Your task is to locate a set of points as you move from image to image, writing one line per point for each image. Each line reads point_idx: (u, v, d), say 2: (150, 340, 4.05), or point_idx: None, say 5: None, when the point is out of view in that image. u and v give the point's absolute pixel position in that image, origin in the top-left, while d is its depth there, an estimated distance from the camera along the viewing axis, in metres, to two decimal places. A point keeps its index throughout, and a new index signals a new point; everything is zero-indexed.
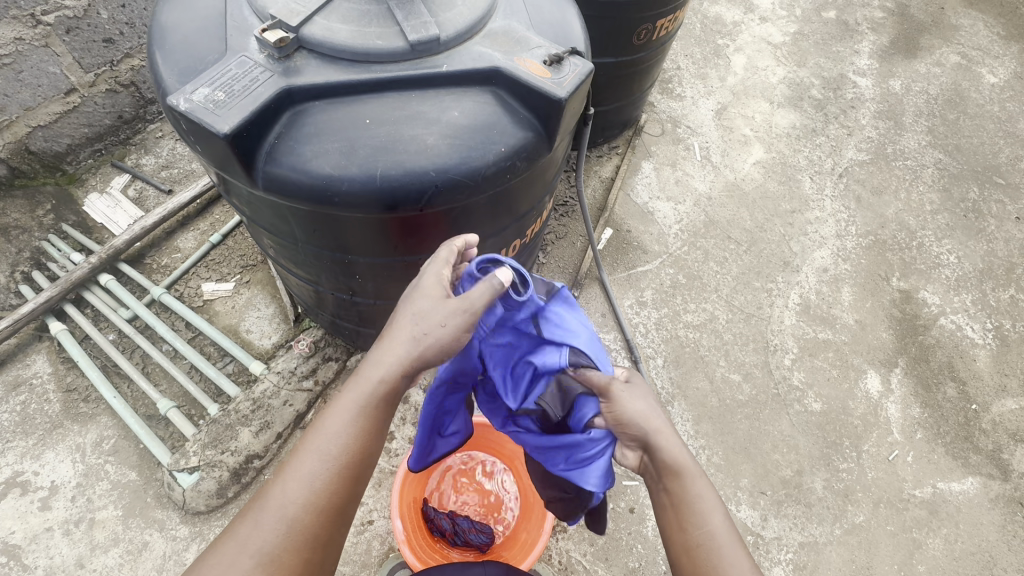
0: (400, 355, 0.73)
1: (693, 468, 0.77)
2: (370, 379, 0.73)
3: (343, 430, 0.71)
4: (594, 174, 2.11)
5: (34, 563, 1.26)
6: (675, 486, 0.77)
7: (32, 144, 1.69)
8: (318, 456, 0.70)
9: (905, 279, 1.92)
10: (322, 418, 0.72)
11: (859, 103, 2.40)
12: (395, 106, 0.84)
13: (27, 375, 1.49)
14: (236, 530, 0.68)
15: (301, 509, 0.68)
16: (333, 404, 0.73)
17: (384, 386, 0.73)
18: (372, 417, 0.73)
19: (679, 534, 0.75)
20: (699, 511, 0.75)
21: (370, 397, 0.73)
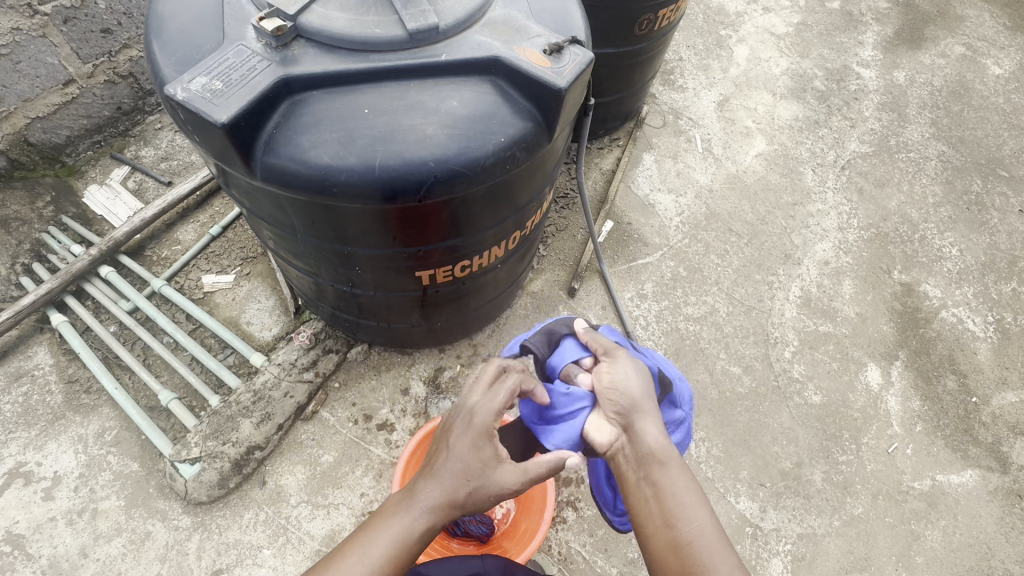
0: (447, 503, 0.78)
1: (672, 454, 0.82)
2: (414, 518, 0.77)
3: (378, 560, 0.75)
4: (595, 166, 2.10)
5: (38, 553, 1.27)
6: (658, 475, 0.80)
7: (31, 135, 1.68)
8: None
9: (907, 272, 1.92)
10: (365, 539, 0.76)
11: (862, 95, 2.38)
12: (393, 96, 0.83)
13: (29, 366, 1.50)
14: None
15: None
16: (375, 531, 0.77)
17: (424, 528, 0.78)
18: (407, 554, 0.77)
19: (660, 527, 0.77)
20: (682, 501, 0.78)
21: (412, 532, 0.77)
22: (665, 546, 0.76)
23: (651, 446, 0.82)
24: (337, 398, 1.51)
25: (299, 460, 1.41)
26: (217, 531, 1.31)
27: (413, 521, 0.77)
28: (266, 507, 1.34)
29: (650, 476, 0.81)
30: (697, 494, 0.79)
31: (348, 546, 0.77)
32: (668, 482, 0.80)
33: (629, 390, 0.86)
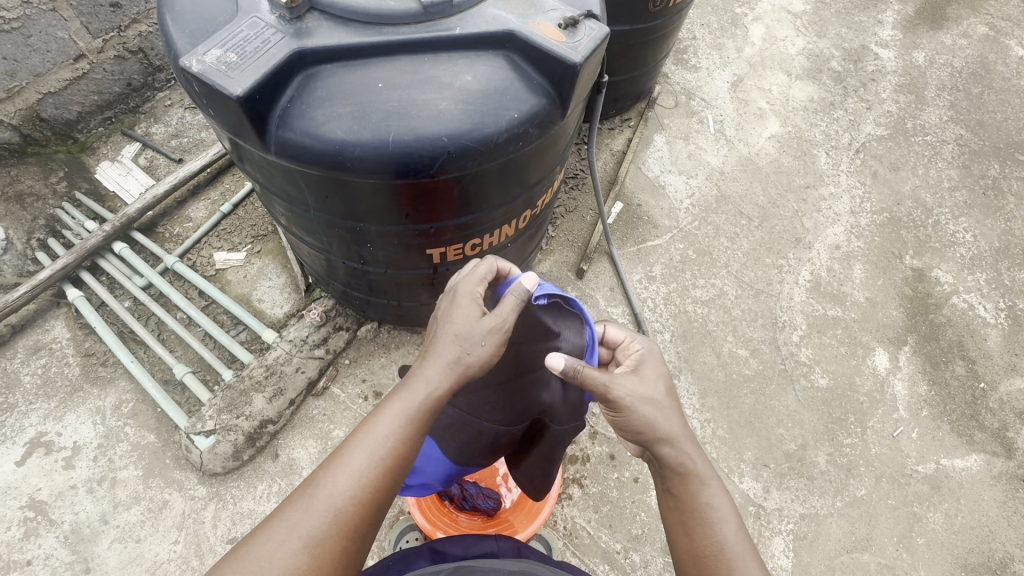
0: (444, 367, 0.75)
1: (699, 463, 0.79)
2: (416, 388, 0.74)
3: (390, 435, 0.72)
4: (605, 147, 2.08)
5: (60, 519, 1.31)
6: (688, 489, 0.78)
7: (43, 111, 1.69)
8: (366, 457, 0.71)
9: (919, 257, 1.90)
10: (369, 418, 0.74)
11: (880, 76, 2.33)
12: (407, 70, 0.83)
13: (47, 339, 1.53)
14: (285, 514, 0.67)
15: (348, 502, 0.68)
16: (381, 409, 0.74)
17: (427, 397, 0.74)
18: (419, 426, 0.74)
19: (694, 542, 0.75)
20: (716, 521, 0.75)
21: (416, 403, 0.74)
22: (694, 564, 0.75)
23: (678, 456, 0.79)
24: (348, 374, 1.53)
25: (311, 434, 1.44)
26: (232, 500, 1.35)
27: (416, 390, 0.74)
28: (279, 479, 1.38)
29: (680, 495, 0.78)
30: (734, 512, 0.76)
31: (357, 430, 0.73)
32: (701, 499, 0.77)
33: (643, 422, 0.78)
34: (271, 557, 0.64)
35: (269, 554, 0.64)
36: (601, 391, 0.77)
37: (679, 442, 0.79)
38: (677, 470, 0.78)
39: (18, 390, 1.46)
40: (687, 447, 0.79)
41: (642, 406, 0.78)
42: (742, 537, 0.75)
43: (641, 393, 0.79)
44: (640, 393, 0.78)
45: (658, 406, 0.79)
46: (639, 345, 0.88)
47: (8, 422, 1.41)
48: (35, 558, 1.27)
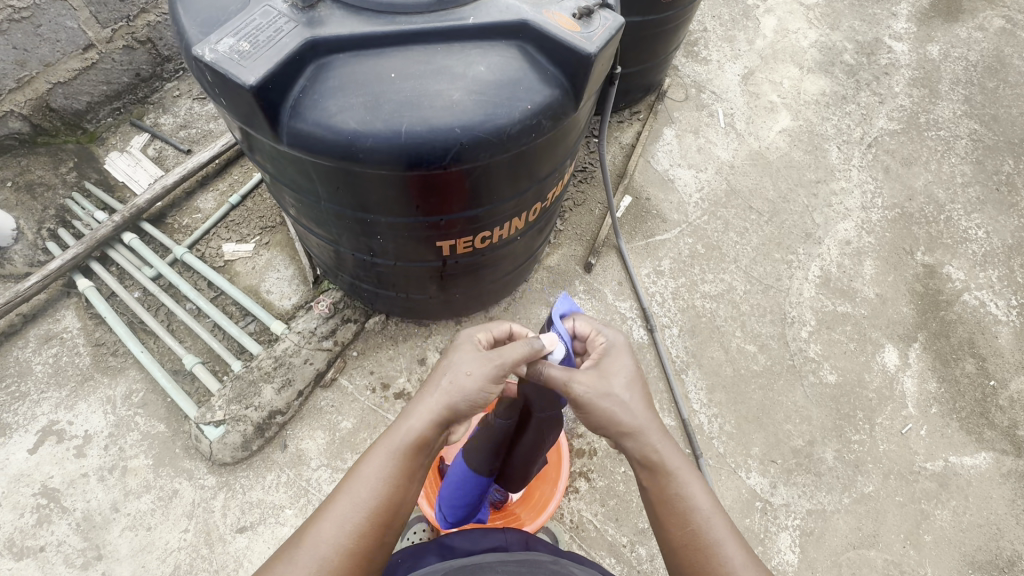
0: (431, 406, 0.73)
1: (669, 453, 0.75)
2: (402, 429, 0.73)
3: (377, 478, 0.71)
4: (614, 140, 2.06)
5: (72, 506, 1.32)
6: (662, 484, 0.74)
7: (53, 101, 1.69)
8: (352, 502, 0.69)
9: (930, 253, 1.88)
10: (356, 463, 0.72)
11: (893, 69, 2.30)
12: (419, 60, 0.82)
13: (58, 329, 1.54)
14: (271, 568, 0.66)
15: (333, 551, 0.66)
16: (367, 453, 0.73)
17: (412, 437, 0.72)
18: (405, 468, 0.72)
19: (674, 535, 0.73)
20: (695, 513, 0.72)
21: (402, 445, 0.72)
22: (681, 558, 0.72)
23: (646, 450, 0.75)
24: (356, 366, 1.54)
25: (319, 425, 1.45)
26: (241, 490, 1.36)
27: (402, 431, 0.73)
28: (288, 469, 1.39)
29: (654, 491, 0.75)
30: (711, 499, 0.74)
31: (345, 476, 0.72)
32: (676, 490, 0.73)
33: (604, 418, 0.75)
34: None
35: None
36: (562, 390, 0.77)
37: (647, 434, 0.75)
38: (648, 466, 0.75)
39: (30, 378, 1.47)
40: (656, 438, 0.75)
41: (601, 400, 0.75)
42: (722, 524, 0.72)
43: (598, 388, 0.76)
44: (598, 387, 0.76)
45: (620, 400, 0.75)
46: (604, 337, 0.85)
47: (20, 410, 1.43)
48: (48, 544, 1.29)
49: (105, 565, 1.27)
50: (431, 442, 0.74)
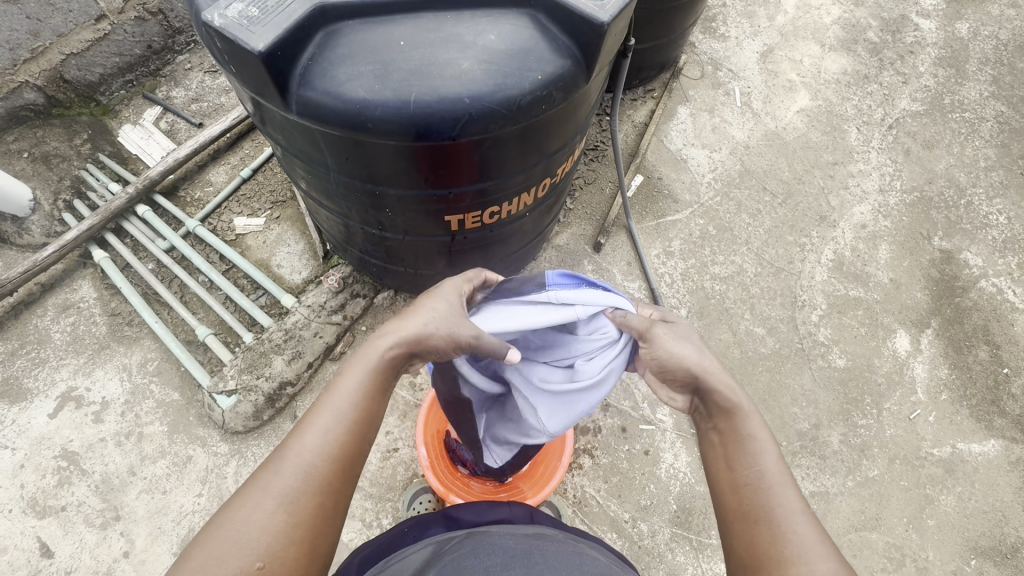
0: (410, 333, 0.78)
1: (752, 416, 0.79)
2: (374, 346, 0.78)
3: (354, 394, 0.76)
4: (627, 118, 2.03)
5: (91, 469, 1.37)
6: (733, 425, 0.79)
7: (66, 72, 1.70)
8: (330, 415, 0.74)
9: (948, 238, 1.84)
10: (330, 385, 0.77)
11: (919, 48, 2.22)
12: (429, 28, 0.81)
13: (75, 299, 1.57)
14: (256, 480, 0.69)
15: (317, 458, 0.71)
16: (340, 373, 0.78)
17: (388, 358, 0.78)
18: (379, 383, 0.78)
19: (735, 475, 0.77)
20: (761, 456, 0.76)
21: (375, 359, 0.78)
22: (744, 521, 0.73)
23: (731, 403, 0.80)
24: (365, 340, 1.55)
25: None
26: (253, 458, 1.39)
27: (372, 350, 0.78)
28: None
29: (730, 444, 0.78)
30: (775, 448, 0.77)
31: (320, 395, 0.76)
32: (755, 452, 0.76)
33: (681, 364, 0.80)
34: (246, 519, 0.66)
35: (245, 521, 0.66)
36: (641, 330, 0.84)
37: (735, 391, 0.80)
38: (724, 409, 0.80)
39: (49, 346, 1.51)
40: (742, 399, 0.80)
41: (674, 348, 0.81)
42: (803, 510, 0.72)
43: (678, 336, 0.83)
44: (680, 335, 0.83)
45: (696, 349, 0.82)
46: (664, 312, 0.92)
47: (40, 376, 1.47)
48: (69, 504, 1.34)
49: (124, 526, 1.32)
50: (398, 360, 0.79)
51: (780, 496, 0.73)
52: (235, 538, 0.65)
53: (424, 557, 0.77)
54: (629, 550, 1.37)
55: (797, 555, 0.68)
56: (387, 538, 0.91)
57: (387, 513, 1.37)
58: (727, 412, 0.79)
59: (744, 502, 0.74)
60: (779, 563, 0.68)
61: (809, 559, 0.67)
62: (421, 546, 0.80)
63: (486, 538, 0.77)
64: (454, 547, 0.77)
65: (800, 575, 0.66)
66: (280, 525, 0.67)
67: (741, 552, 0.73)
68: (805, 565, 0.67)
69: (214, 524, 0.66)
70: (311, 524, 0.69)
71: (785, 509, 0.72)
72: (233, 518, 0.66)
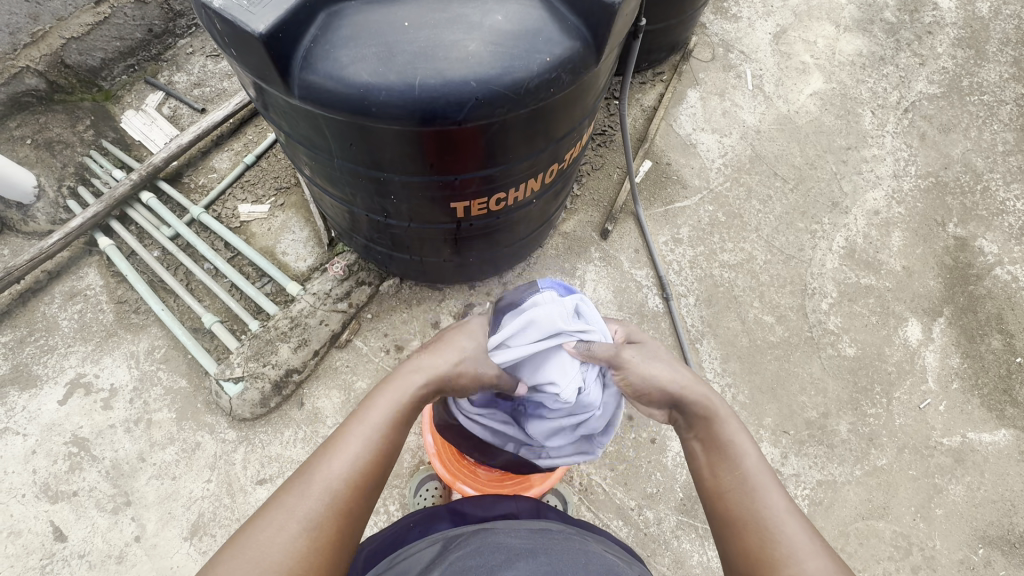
0: (438, 364, 0.83)
1: (730, 421, 0.83)
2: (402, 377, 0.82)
3: (380, 422, 0.78)
4: (636, 102, 1.99)
5: (101, 455, 1.38)
6: (712, 432, 0.83)
7: (67, 57, 1.68)
8: (357, 440, 0.76)
9: (963, 225, 1.80)
10: (360, 408, 0.79)
11: (937, 28, 2.15)
12: (435, 9, 0.79)
13: (81, 286, 1.58)
14: (279, 502, 0.71)
15: (341, 483, 0.73)
16: (367, 402, 0.80)
17: (416, 385, 0.81)
18: (405, 414, 0.80)
19: (720, 479, 0.80)
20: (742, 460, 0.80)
21: (403, 387, 0.81)
22: (733, 530, 0.76)
23: (707, 409, 0.84)
24: (370, 328, 1.55)
25: (335, 385, 1.47)
26: (260, 445, 1.40)
27: (400, 382, 0.81)
28: (305, 427, 1.42)
29: (712, 453, 0.82)
30: (756, 450, 0.81)
31: (347, 422, 0.78)
32: (737, 457, 0.80)
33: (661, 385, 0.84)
34: (269, 542, 0.67)
35: (268, 544, 0.67)
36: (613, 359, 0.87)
37: (712, 400, 0.84)
38: (705, 418, 0.84)
39: (57, 333, 1.51)
40: (720, 406, 0.84)
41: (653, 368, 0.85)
42: (791, 512, 0.74)
43: (651, 354, 0.88)
44: (648, 356, 0.87)
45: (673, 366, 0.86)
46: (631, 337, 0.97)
47: (49, 363, 1.48)
48: (80, 489, 1.35)
49: (134, 511, 1.33)
50: (425, 392, 0.82)
51: (767, 496, 0.76)
52: (256, 561, 0.65)
53: (430, 552, 0.78)
54: (635, 538, 1.37)
55: (789, 555, 0.70)
56: (393, 533, 0.92)
57: (394, 500, 1.38)
58: (705, 421, 0.83)
59: (732, 504, 0.77)
60: (773, 566, 0.70)
61: (802, 557, 0.70)
62: (426, 540, 0.81)
63: (491, 535, 0.77)
64: (458, 543, 0.77)
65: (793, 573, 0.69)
66: (302, 549, 0.68)
67: (737, 554, 0.74)
68: (796, 566, 0.69)
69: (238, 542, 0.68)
70: (333, 550, 0.70)
71: (772, 509, 0.75)
72: (257, 538, 0.68)
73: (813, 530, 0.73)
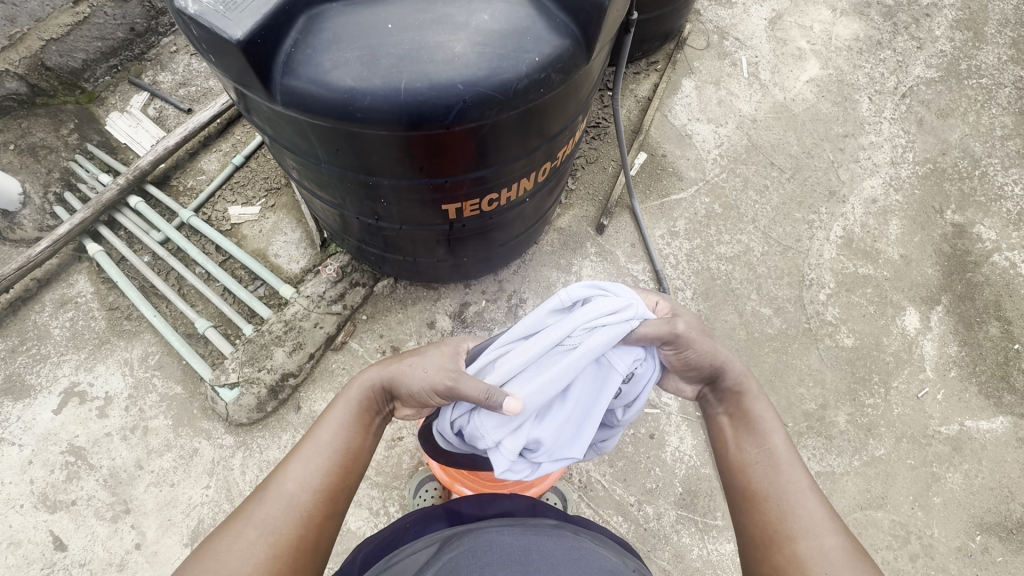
0: (385, 374, 0.85)
1: (760, 399, 0.84)
2: (355, 387, 0.85)
3: (336, 431, 0.81)
4: (630, 93, 1.96)
5: (98, 463, 1.38)
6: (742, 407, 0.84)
7: (48, 59, 1.64)
8: (316, 448, 0.79)
9: (961, 212, 1.79)
10: (317, 422, 0.82)
11: (935, 11, 2.12)
12: (419, 9, 0.76)
13: (72, 293, 1.56)
14: (243, 512, 0.72)
15: (302, 491, 0.74)
16: (326, 412, 0.83)
17: (366, 394, 0.85)
18: (360, 422, 0.83)
19: (743, 451, 0.80)
20: (770, 434, 0.80)
21: (354, 397, 0.84)
22: (754, 501, 0.76)
23: (738, 387, 0.85)
24: (366, 329, 1.54)
25: (331, 387, 1.47)
26: (258, 449, 1.40)
27: (356, 388, 0.85)
28: (302, 431, 1.41)
29: (738, 425, 0.83)
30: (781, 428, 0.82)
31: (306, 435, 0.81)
32: (763, 433, 0.80)
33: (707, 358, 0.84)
34: (229, 550, 0.68)
35: (227, 552, 0.67)
36: (672, 330, 0.82)
37: (744, 379, 0.85)
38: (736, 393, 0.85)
39: (49, 341, 1.50)
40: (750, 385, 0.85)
41: (702, 341, 0.85)
42: (813, 490, 0.75)
43: (700, 326, 0.85)
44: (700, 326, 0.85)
45: (717, 343, 0.86)
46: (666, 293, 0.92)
47: (42, 372, 1.47)
48: (79, 498, 1.35)
49: (134, 518, 1.33)
50: (376, 400, 0.86)
51: (795, 472, 0.76)
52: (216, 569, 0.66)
53: (425, 555, 0.77)
54: (634, 533, 1.38)
55: (808, 530, 0.71)
56: (389, 533, 0.91)
57: (394, 501, 1.38)
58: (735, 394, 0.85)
59: (755, 475, 0.78)
60: (788, 536, 0.71)
61: (818, 533, 0.71)
62: (420, 541, 0.80)
63: (487, 535, 0.76)
64: (452, 544, 0.76)
65: (809, 545, 0.70)
66: (262, 555, 0.68)
67: (753, 525, 0.75)
68: (813, 540, 0.70)
69: (198, 555, 0.68)
70: (293, 556, 0.70)
71: (793, 486, 0.75)
72: (217, 549, 0.68)
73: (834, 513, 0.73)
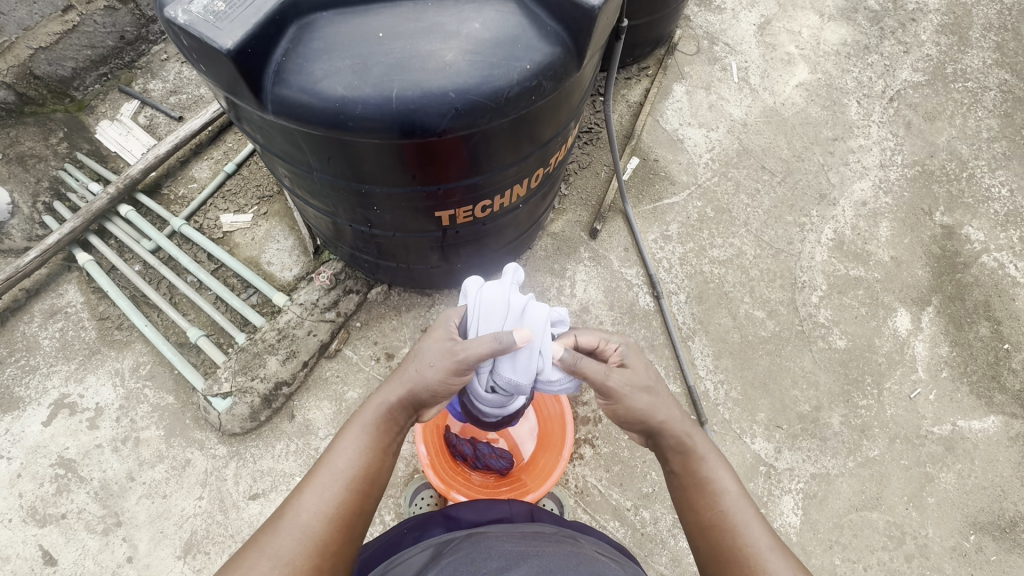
0: (398, 388, 0.83)
1: (708, 458, 0.84)
2: (371, 407, 0.83)
3: (353, 453, 0.80)
4: (621, 99, 1.98)
5: (89, 475, 1.36)
6: (690, 467, 0.84)
7: (36, 67, 1.63)
8: (331, 473, 0.78)
9: (950, 213, 1.81)
10: (332, 443, 0.81)
11: (920, 15, 2.15)
12: (410, 17, 0.76)
13: (62, 303, 1.54)
14: (258, 540, 0.72)
15: (315, 519, 0.74)
16: (342, 433, 0.82)
17: (382, 413, 0.83)
18: (376, 444, 0.81)
19: (699, 515, 0.81)
20: (721, 494, 0.81)
21: (371, 418, 0.82)
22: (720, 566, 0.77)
23: (686, 445, 0.85)
24: (360, 336, 1.53)
25: (325, 395, 1.46)
26: (252, 459, 1.38)
27: (373, 405, 0.83)
28: (297, 440, 1.40)
29: (689, 486, 0.83)
30: (735, 483, 0.82)
31: (320, 460, 0.80)
32: (714, 493, 0.81)
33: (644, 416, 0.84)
34: None
35: None
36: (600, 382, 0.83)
37: (692, 434, 0.85)
38: (680, 451, 0.85)
39: (38, 353, 1.48)
40: (697, 442, 0.85)
41: (645, 396, 0.84)
42: (774, 546, 0.76)
43: (640, 384, 0.85)
44: (637, 385, 0.84)
45: (659, 397, 0.85)
46: (616, 343, 0.91)
47: (32, 384, 1.45)
48: (69, 511, 1.33)
49: (126, 531, 1.32)
50: (396, 420, 0.84)
51: (751, 530, 0.77)
52: None
53: (422, 559, 0.77)
54: (631, 538, 1.37)
55: None
56: (388, 538, 0.91)
57: (389, 510, 1.37)
58: (681, 454, 0.85)
59: (715, 538, 0.78)
60: None
61: None
62: (418, 547, 0.81)
63: (485, 540, 0.77)
64: (450, 548, 0.77)
65: None
66: None
67: None
68: None
69: None
70: None
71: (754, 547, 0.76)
72: None
73: (797, 566, 0.74)
